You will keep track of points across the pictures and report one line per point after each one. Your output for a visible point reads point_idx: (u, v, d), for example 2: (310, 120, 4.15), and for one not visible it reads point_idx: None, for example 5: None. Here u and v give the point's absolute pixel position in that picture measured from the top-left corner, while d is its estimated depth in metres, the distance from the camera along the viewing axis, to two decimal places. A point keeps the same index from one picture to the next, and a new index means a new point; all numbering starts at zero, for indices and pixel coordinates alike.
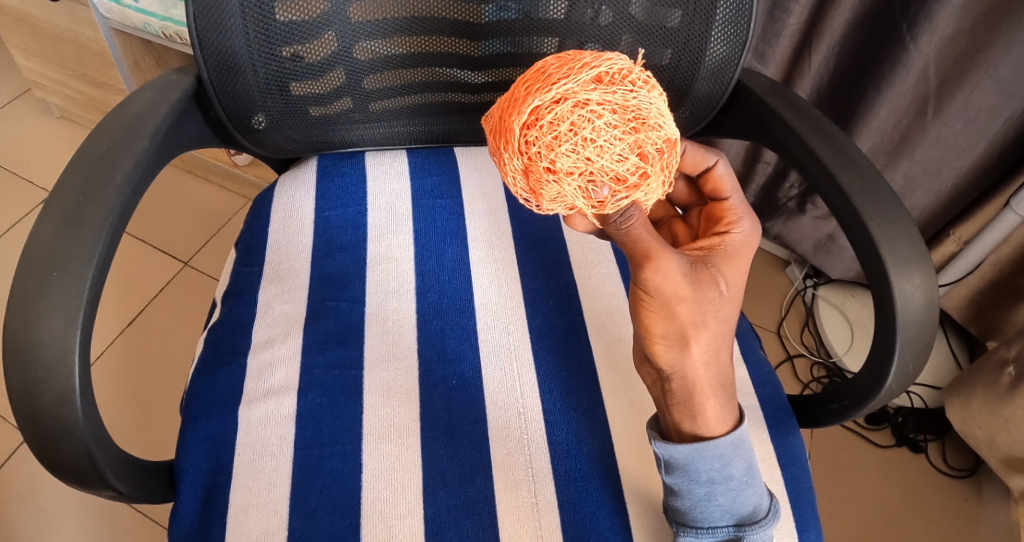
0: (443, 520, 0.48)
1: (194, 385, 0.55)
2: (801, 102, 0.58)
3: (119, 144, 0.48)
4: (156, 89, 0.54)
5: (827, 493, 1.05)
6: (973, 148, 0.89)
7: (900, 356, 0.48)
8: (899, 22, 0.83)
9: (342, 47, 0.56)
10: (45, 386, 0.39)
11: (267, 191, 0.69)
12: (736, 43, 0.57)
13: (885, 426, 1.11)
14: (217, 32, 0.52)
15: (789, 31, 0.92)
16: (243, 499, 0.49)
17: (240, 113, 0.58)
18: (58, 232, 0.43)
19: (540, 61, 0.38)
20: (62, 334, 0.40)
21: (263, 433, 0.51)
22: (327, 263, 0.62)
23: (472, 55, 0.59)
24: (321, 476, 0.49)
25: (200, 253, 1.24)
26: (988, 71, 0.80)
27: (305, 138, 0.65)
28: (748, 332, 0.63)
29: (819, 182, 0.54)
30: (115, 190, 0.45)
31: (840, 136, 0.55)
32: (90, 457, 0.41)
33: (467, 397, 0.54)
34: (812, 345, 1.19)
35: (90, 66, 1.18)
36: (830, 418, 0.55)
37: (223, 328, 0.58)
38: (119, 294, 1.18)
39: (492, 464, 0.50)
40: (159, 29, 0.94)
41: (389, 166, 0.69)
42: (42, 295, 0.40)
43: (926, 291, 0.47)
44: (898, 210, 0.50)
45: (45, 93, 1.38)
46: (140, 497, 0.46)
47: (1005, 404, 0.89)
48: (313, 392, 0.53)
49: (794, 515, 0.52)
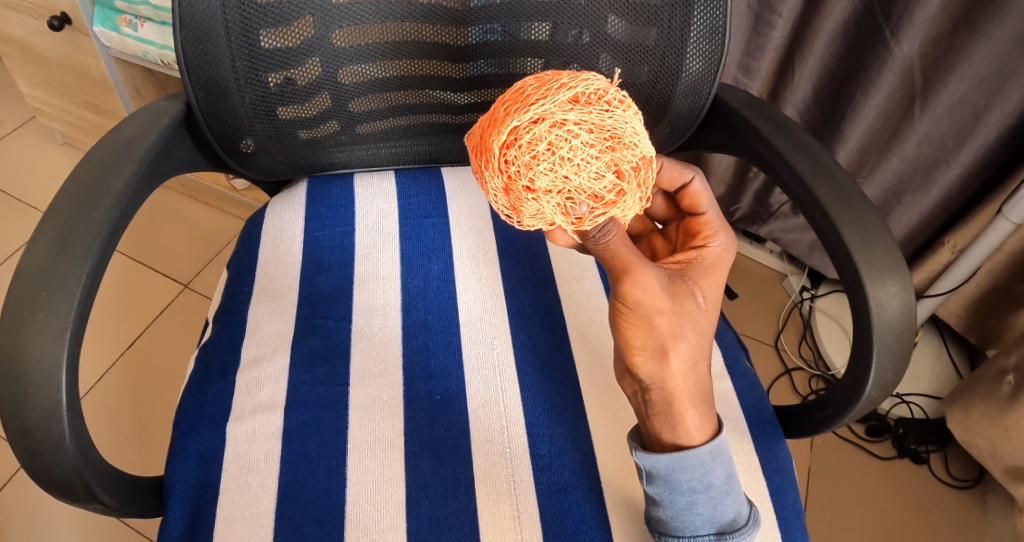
0: (426, 533, 0.48)
1: (184, 402, 0.55)
2: (777, 115, 0.60)
3: (109, 167, 0.49)
4: (147, 115, 0.56)
5: (828, 507, 1.04)
6: (959, 149, 0.90)
7: (877, 363, 0.48)
8: (882, 30, 0.84)
9: (327, 72, 0.58)
10: (32, 401, 0.40)
11: (258, 213, 0.70)
12: (711, 59, 0.59)
13: (887, 437, 1.10)
14: (205, 60, 0.54)
15: (773, 44, 0.93)
16: (229, 514, 0.49)
17: (229, 137, 0.60)
18: (49, 251, 0.44)
19: (518, 80, 0.39)
20: (50, 349, 0.41)
21: (250, 449, 0.52)
22: (316, 281, 0.63)
23: (456, 76, 0.61)
24: (306, 490, 0.50)
25: (200, 275, 1.26)
26: (970, 71, 0.82)
27: (294, 161, 0.66)
28: (734, 344, 0.64)
29: (795, 192, 0.55)
30: (104, 211, 0.47)
31: (816, 149, 0.55)
32: (77, 472, 0.41)
33: (451, 412, 0.54)
34: (810, 358, 1.19)
35: (92, 93, 1.21)
36: (814, 426, 0.55)
37: (213, 347, 0.59)
38: (119, 318, 1.19)
39: (475, 478, 0.51)
40: (158, 57, 0.97)
41: (377, 188, 0.70)
42: (32, 311, 0.41)
43: (902, 297, 0.48)
44: (873, 217, 0.50)
45: (50, 120, 1.41)
46: (127, 511, 0.47)
47: (1006, 413, 0.90)
48: (299, 408, 0.54)
49: (779, 526, 0.52)
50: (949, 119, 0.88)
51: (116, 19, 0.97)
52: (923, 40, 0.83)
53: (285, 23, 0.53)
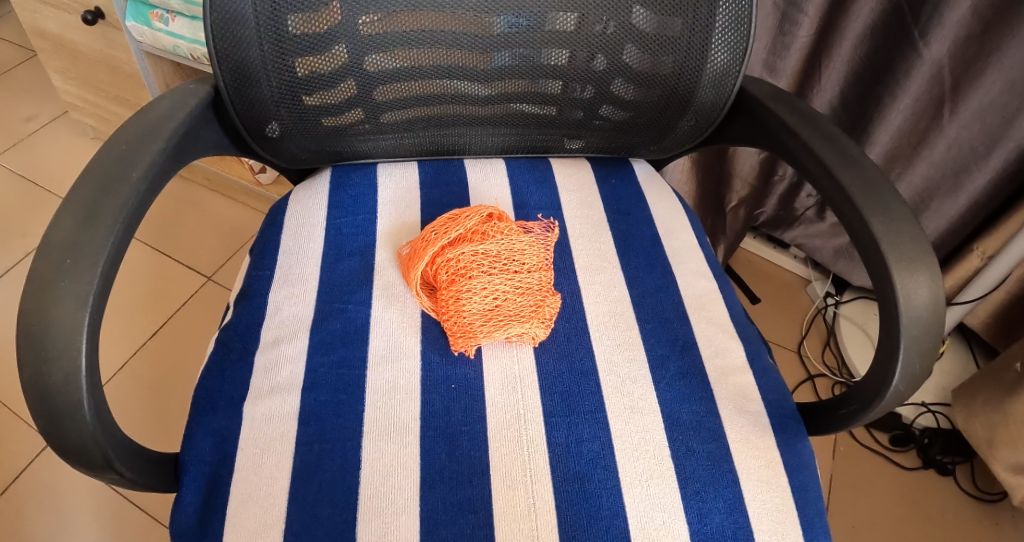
0: (440, 518, 0.47)
1: (203, 382, 0.56)
2: (804, 106, 0.59)
3: (135, 145, 0.50)
4: (176, 97, 0.57)
5: (850, 516, 1.01)
6: (990, 153, 0.89)
7: (905, 357, 0.47)
8: (910, 31, 0.82)
9: (353, 60, 0.58)
10: (53, 365, 0.41)
11: (282, 200, 0.71)
12: (736, 50, 0.60)
13: (911, 447, 1.07)
14: (234, 43, 0.54)
15: (799, 43, 0.90)
16: (243, 492, 0.49)
17: (255, 120, 0.61)
18: (76, 223, 0.45)
19: (462, 224, 0.59)
20: (72, 316, 0.42)
21: (266, 428, 0.52)
22: (338, 267, 0.63)
23: (481, 67, 0.61)
24: (320, 471, 0.50)
25: (222, 269, 1.28)
26: (1002, 72, 0.80)
27: (319, 149, 0.67)
28: (756, 340, 0.62)
29: (822, 184, 0.54)
30: (130, 186, 0.48)
31: (843, 139, 0.55)
32: (94, 438, 0.42)
33: (468, 398, 0.54)
34: (833, 365, 1.17)
35: (123, 87, 1.23)
36: (839, 423, 0.54)
37: (233, 329, 0.59)
38: (143, 307, 1.21)
39: (490, 465, 0.50)
40: (188, 51, 0.99)
41: (399, 177, 0.71)
42: (58, 278, 0.42)
43: (931, 289, 0.47)
44: (902, 208, 0.49)
45: (81, 115, 1.44)
46: (142, 482, 0.48)
47: (1011, 403, 0.92)
48: (318, 390, 0.54)
49: (802, 525, 0.51)
50: (980, 122, 0.87)
51: (147, 14, 0.99)
52: (953, 41, 0.81)
53: (312, 8, 0.54)
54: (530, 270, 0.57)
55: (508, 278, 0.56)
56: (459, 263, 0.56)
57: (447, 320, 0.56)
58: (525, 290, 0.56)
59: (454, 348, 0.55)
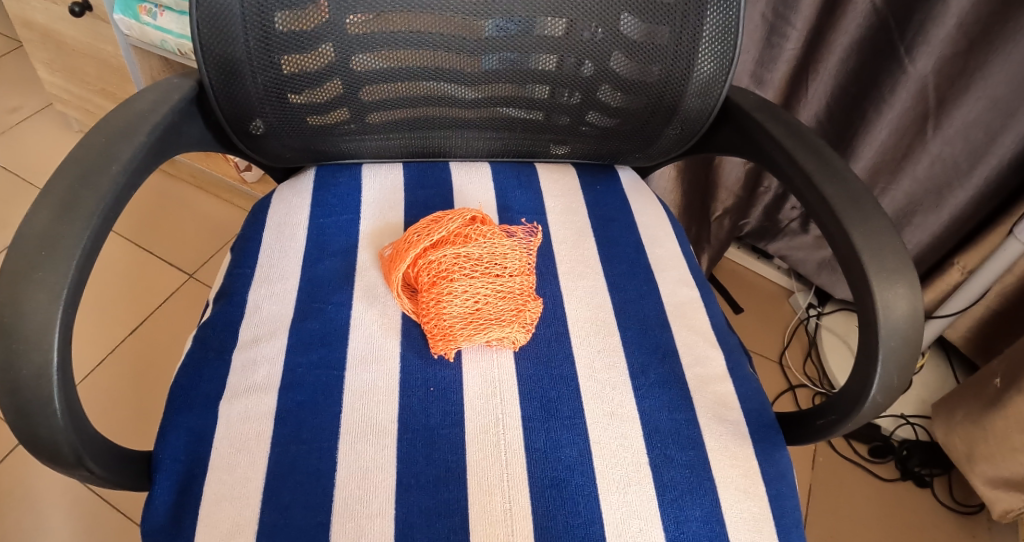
0: (416, 523, 0.47)
1: (179, 380, 0.55)
2: (787, 118, 0.59)
3: (116, 137, 0.50)
4: (159, 91, 0.56)
5: (829, 526, 1.01)
6: (973, 169, 0.90)
7: (882, 367, 0.47)
8: (896, 46, 0.83)
9: (340, 59, 0.58)
10: (24, 357, 0.40)
11: (264, 199, 0.70)
12: (723, 60, 0.60)
13: (890, 459, 1.08)
14: (219, 38, 0.54)
15: (787, 56, 0.91)
16: (216, 491, 0.49)
17: (239, 117, 0.60)
18: (52, 213, 0.44)
19: (442, 229, 0.58)
20: (45, 310, 0.41)
21: (242, 428, 0.51)
22: (320, 267, 0.62)
23: (469, 70, 0.61)
24: (294, 472, 0.49)
25: (205, 266, 1.26)
26: (985, 90, 0.82)
27: (304, 147, 0.66)
28: (737, 349, 0.63)
29: (804, 195, 0.54)
30: (109, 178, 0.47)
31: (826, 151, 0.55)
32: (64, 433, 0.41)
33: (447, 402, 0.53)
34: (814, 375, 1.18)
35: (109, 81, 1.22)
36: (817, 433, 0.54)
37: (212, 327, 0.58)
38: (122, 303, 1.19)
39: (467, 469, 0.50)
40: (175, 46, 0.98)
41: (385, 179, 0.70)
42: (31, 271, 0.41)
43: (909, 301, 0.47)
44: (882, 220, 0.50)
45: (66, 107, 1.42)
46: (113, 480, 0.47)
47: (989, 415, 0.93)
48: (296, 391, 0.53)
49: (777, 533, 0.51)
50: (963, 139, 0.88)
51: (136, 8, 0.98)
52: (938, 58, 0.82)
53: (300, 6, 0.54)
54: (512, 274, 0.57)
55: (489, 282, 0.56)
56: (441, 266, 0.56)
57: (427, 322, 0.55)
58: (507, 294, 0.56)
59: (434, 351, 0.55)
